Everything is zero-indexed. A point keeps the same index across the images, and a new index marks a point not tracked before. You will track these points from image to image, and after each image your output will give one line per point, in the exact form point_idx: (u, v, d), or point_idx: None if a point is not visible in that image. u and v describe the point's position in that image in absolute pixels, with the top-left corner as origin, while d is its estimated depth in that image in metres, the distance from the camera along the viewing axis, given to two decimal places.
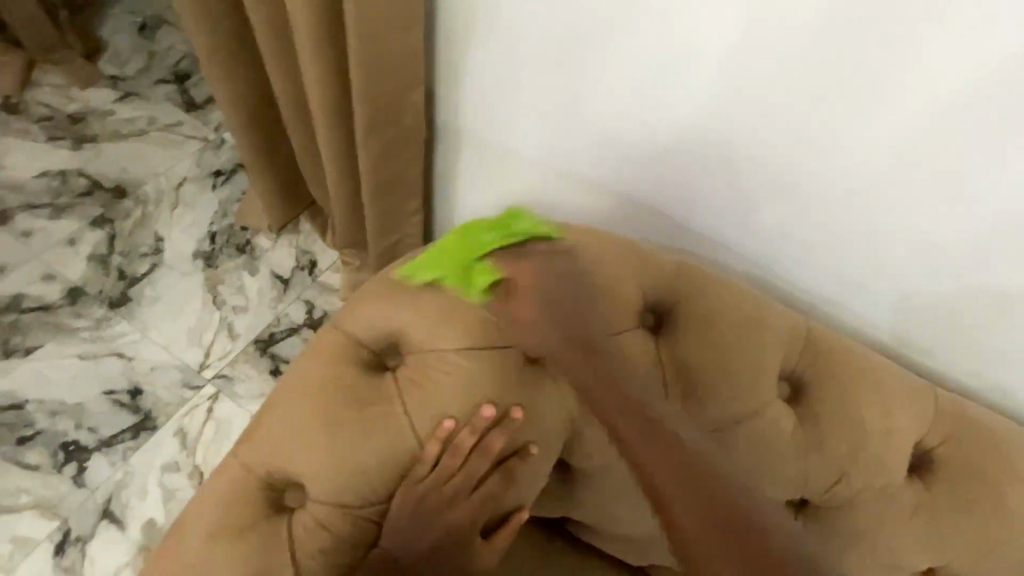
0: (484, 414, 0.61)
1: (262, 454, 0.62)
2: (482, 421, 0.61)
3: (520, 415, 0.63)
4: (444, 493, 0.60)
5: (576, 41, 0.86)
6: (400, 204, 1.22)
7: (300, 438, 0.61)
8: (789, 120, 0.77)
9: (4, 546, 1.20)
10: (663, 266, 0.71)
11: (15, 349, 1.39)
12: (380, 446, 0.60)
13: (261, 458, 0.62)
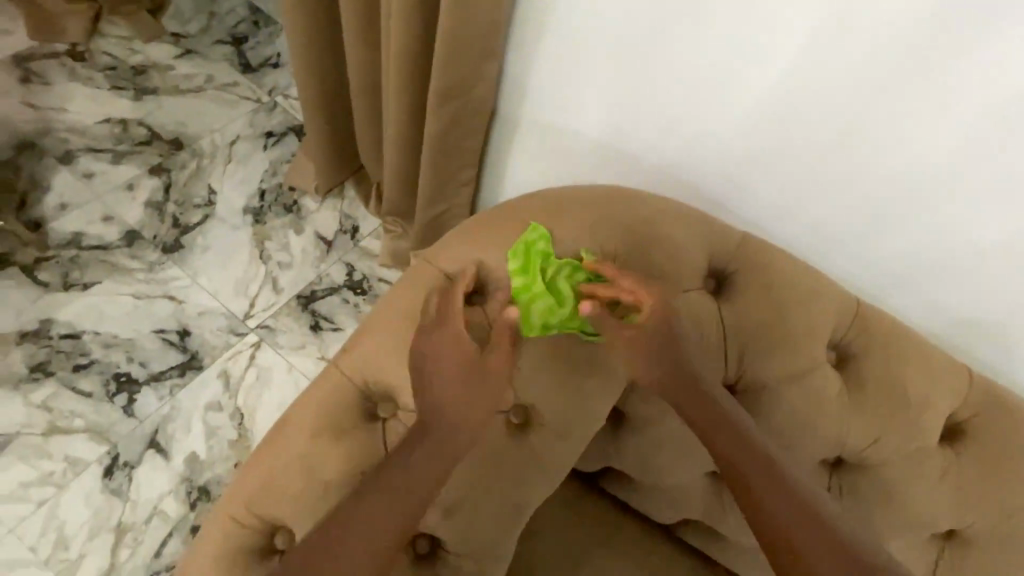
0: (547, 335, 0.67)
1: (359, 367, 0.68)
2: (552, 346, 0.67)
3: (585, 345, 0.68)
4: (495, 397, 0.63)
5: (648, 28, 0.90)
6: (455, 173, 1.27)
7: (399, 353, 0.68)
8: (852, 120, 0.82)
9: (58, 464, 1.27)
10: (727, 235, 0.76)
11: (74, 283, 1.45)
12: None
13: (360, 371, 0.69)
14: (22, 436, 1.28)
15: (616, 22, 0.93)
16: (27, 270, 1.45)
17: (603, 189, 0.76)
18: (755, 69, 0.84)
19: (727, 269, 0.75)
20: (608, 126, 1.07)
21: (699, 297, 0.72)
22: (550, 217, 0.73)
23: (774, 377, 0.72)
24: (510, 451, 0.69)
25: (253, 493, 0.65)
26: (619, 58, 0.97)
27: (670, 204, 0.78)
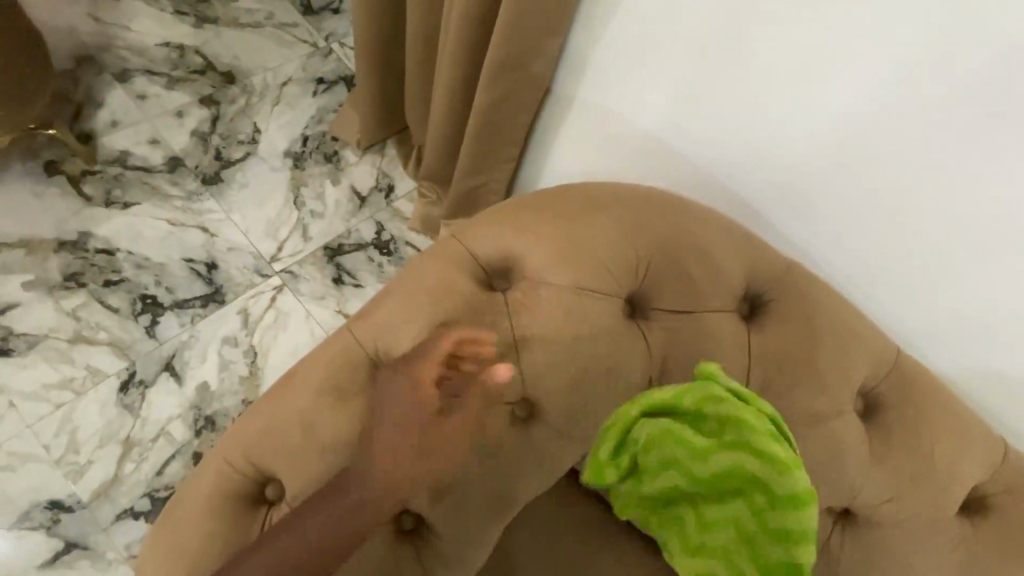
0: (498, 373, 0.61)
1: (371, 335, 0.67)
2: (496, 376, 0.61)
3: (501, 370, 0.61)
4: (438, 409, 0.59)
5: (730, 27, 0.85)
6: (498, 149, 1.25)
7: (410, 329, 0.65)
8: (894, 131, 0.77)
9: (78, 371, 1.31)
10: (773, 261, 0.71)
11: (115, 201, 1.48)
12: (480, 353, 0.63)
13: (372, 339, 0.67)
14: (48, 339, 1.32)
15: (697, 15, 0.87)
16: (72, 179, 1.48)
17: (646, 191, 0.72)
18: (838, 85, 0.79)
19: (766, 296, 0.71)
20: (663, 124, 1.02)
21: (732, 321, 0.67)
22: (587, 211, 0.69)
23: (797, 416, 0.68)
24: (513, 444, 0.64)
25: (253, 439, 0.65)
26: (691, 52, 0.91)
27: (717, 219, 0.73)
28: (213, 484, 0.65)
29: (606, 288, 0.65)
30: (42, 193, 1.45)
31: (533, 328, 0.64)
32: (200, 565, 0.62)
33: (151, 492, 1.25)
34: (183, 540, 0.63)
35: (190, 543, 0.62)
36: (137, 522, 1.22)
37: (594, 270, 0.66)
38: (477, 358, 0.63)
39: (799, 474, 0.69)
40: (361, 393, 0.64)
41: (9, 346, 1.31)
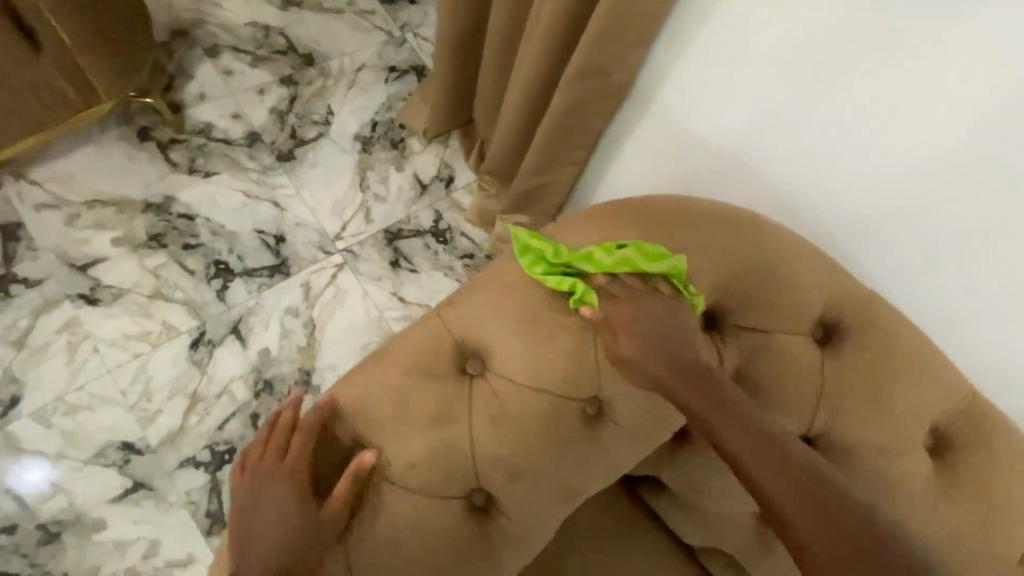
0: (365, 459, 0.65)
1: (463, 321, 0.70)
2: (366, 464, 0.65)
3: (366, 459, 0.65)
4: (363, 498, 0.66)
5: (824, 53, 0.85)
6: (567, 150, 1.28)
7: (502, 319, 0.69)
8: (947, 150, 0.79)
9: (155, 325, 1.40)
10: (855, 291, 0.71)
11: (197, 169, 1.57)
12: (567, 350, 0.68)
13: (461, 324, 0.70)
14: (130, 293, 1.41)
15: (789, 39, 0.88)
16: (161, 146, 1.57)
17: (731, 210, 0.73)
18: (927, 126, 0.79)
19: (843, 324, 0.70)
20: (740, 143, 1.03)
21: (806, 345, 0.68)
22: (675, 225, 0.70)
23: (861, 444, 0.68)
24: (577, 435, 0.70)
25: (328, 423, 0.67)
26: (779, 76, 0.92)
27: (803, 243, 0.73)
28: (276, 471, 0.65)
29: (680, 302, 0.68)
30: (133, 156, 1.55)
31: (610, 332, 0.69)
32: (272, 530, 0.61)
33: (211, 445, 1.33)
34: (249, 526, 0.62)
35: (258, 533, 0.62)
36: (197, 471, 1.31)
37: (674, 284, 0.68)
38: (564, 355, 0.68)
39: (858, 499, 0.70)
40: (448, 376, 0.69)
41: (96, 296, 1.40)
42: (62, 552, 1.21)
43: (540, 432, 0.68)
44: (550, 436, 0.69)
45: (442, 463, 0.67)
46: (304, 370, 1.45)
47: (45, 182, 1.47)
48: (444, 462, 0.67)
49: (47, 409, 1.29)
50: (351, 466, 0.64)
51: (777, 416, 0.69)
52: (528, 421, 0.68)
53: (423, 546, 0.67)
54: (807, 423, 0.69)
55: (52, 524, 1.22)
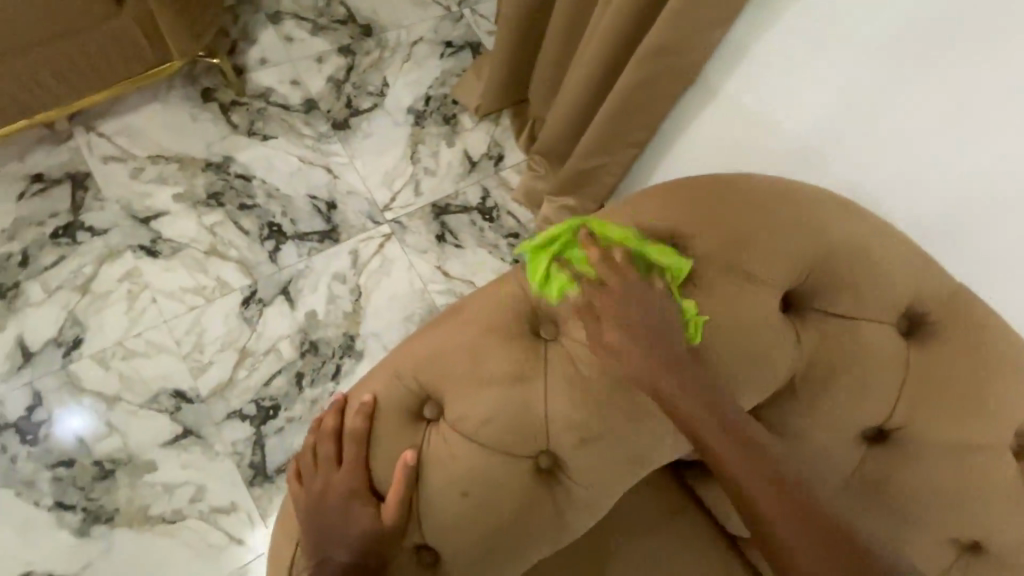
0: (432, 438, 0.61)
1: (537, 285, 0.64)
2: (432, 443, 0.61)
3: (411, 456, 0.60)
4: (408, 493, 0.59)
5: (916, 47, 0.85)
6: (628, 131, 1.27)
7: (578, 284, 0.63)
8: None
9: (209, 281, 1.44)
10: (946, 283, 0.68)
11: (256, 132, 1.60)
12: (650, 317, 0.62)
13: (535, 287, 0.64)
14: (188, 249, 1.46)
15: (881, 29, 0.87)
16: (223, 108, 1.61)
17: (819, 191, 0.70)
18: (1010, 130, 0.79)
19: (930, 316, 0.67)
20: (814, 133, 1.02)
21: (891, 333, 0.65)
22: (763, 200, 0.67)
23: (942, 442, 0.65)
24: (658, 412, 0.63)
25: (387, 382, 0.62)
26: (864, 70, 0.91)
27: (891, 230, 0.70)
28: (339, 433, 0.63)
29: (768, 276, 0.64)
30: (196, 116, 1.58)
31: (703, 299, 0.63)
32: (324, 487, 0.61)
33: (257, 400, 1.37)
34: (314, 486, 0.61)
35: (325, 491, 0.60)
36: (243, 423, 1.35)
37: (768, 257, 0.64)
38: None
39: (933, 497, 0.66)
40: (519, 338, 0.62)
41: (156, 249, 1.44)
42: (115, 489, 1.26)
43: (612, 407, 0.62)
44: (623, 413, 0.62)
45: (504, 433, 0.60)
46: (349, 335, 1.47)
47: (113, 135, 1.52)
48: (503, 432, 0.60)
49: (106, 353, 1.34)
50: (402, 460, 0.60)
51: (855, 404, 0.65)
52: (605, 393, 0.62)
53: (486, 516, 0.60)
54: (887, 414, 0.66)
55: (107, 462, 1.27)
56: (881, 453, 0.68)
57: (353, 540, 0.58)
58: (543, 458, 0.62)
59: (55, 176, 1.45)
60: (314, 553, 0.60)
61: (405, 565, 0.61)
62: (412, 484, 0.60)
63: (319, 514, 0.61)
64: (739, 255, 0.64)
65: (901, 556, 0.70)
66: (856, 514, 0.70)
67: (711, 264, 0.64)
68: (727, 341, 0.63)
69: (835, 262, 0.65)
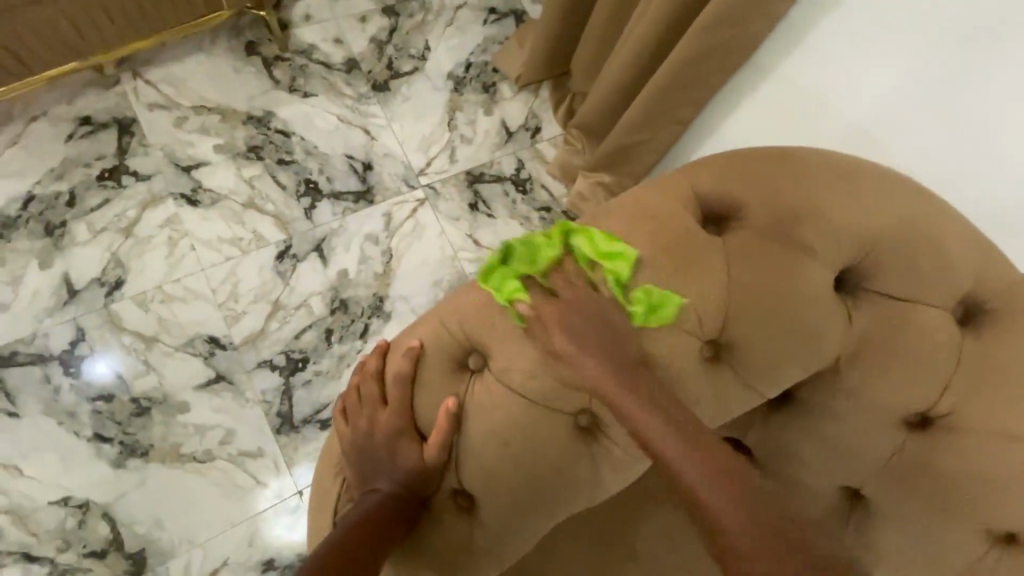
0: (475, 388, 0.62)
1: (590, 244, 0.64)
2: (475, 392, 0.62)
3: (452, 404, 0.61)
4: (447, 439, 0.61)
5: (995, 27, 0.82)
6: (674, 107, 1.25)
7: (632, 245, 0.63)
8: None
9: (246, 233, 1.46)
10: (1006, 274, 0.66)
11: (297, 89, 1.61)
12: (701, 283, 0.61)
13: (587, 246, 0.64)
14: (227, 200, 1.48)
15: (963, 11, 0.85)
16: (266, 62, 1.61)
17: (885, 172, 0.68)
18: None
19: (986, 306, 0.66)
20: (877, 118, 1.00)
21: (946, 319, 0.64)
22: (826, 175, 0.66)
23: (988, 431, 0.64)
24: (700, 380, 0.63)
25: (434, 330, 0.63)
26: (942, 53, 0.89)
27: (955, 217, 0.68)
28: (383, 375, 0.65)
29: (825, 251, 0.63)
30: (240, 69, 1.59)
31: (757, 271, 0.62)
32: (368, 425, 0.63)
33: (287, 351, 1.40)
34: (359, 424, 0.63)
35: (370, 429, 0.63)
36: (273, 373, 1.39)
37: (829, 233, 0.63)
38: (697, 291, 0.61)
39: (972, 486, 0.65)
40: None
41: (196, 198, 1.47)
42: (150, 426, 1.31)
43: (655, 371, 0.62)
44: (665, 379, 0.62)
45: (547, 387, 0.61)
46: (378, 296, 1.49)
47: (159, 83, 1.53)
48: (546, 386, 0.61)
49: (146, 295, 1.38)
50: (445, 408, 0.61)
51: (902, 388, 0.65)
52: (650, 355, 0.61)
53: (524, 466, 0.62)
54: (933, 400, 0.65)
55: (143, 400, 1.32)
56: (923, 439, 0.67)
57: (395, 477, 0.61)
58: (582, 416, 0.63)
59: (102, 119, 1.48)
60: (358, 487, 0.63)
61: (444, 506, 0.63)
62: (452, 431, 0.61)
63: (363, 451, 0.63)
64: (799, 228, 0.63)
65: (932, 541, 0.70)
66: (889, 496, 0.70)
67: (767, 235, 0.63)
68: (777, 314, 0.62)
69: (896, 243, 0.64)
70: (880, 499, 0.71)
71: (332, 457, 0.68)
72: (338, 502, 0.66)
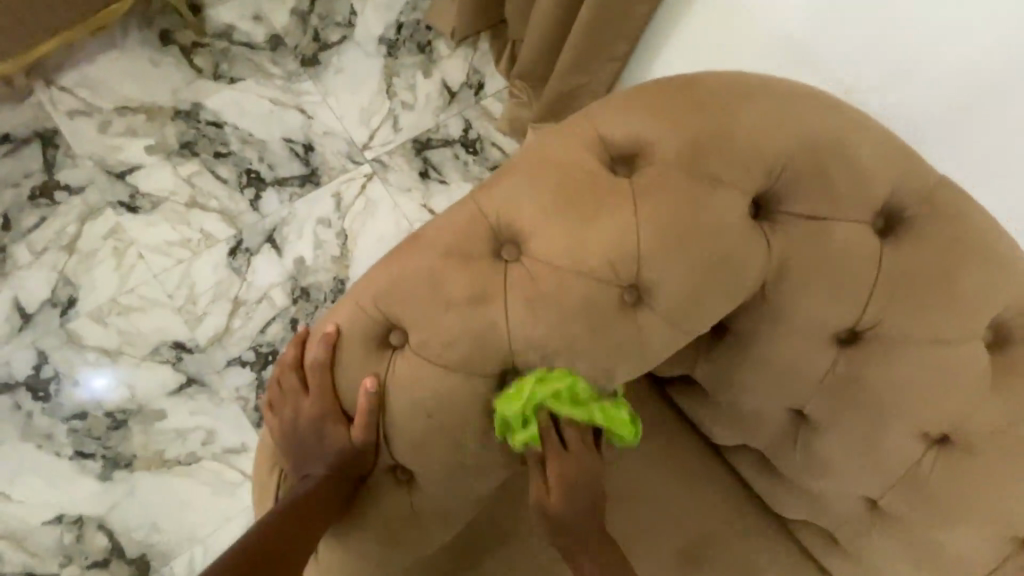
0: (397, 367, 0.62)
1: (497, 203, 0.63)
2: (394, 372, 0.63)
3: (371, 384, 0.62)
4: (372, 420, 0.63)
5: None
6: (608, 43, 1.20)
7: (537, 199, 0.62)
8: None
9: (193, 233, 1.43)
10: (925, 177, 0.66)
11: (222, 75, 1.53)
12: (610, 229, 0.60)
13: (495, 205, 0.63)
14: (168, 201, 1.44)
15: None
16: (185, 51, 1.53)
17: (796, 86, 0.67)
18: (1010, 2, 0.74)
19: (908, 211, 0.66)
20: (811, 27, 0.95)
21: (863, 231, 0.64)
22: (733, 100, 0.64)
23: (914, 334, 0.66)
24: (623, 326, 0.63)
25: (349, 312, 0.63)
26: None
27: (872, 125, 0.68)
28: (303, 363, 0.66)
29: (734, 179, 0.62)
30: (158, 62, 1.51)
31: (665, 209, 0.61)
32: (301, 412, 0.65)
33: (255, 346, 1.40)
34: (286, 414, 0.66)
35: (296, 418, 0.65)
36: (244, 369, 1.38)
37: (734, 160, 0.62)
38: (607, 236, 0.60)
39: (902, 389, 0.67)
40: (481, 261, 0.62)
41: (136, 204, 1.42)
42: (129, 437, 1.32)
43: (576, 324, 0.61)
44: (586, 330, 0.61)
45: (469, 352, 0.61)
46: (339, 279, 1.47)
47: (76, 88, 1.46)
48: (467, 351, 0.61)
49: (102, 310, 1.36)
50: (364, 390, 0.62)
51: (822, 305, 0.65)
52: (572, 309, 0.60)
53: (455, 431, 0.63)
54: (857, 314, 0.66)
55: (118, 413, 1.32)
56: (855, 350, 0.68)
57: (326, 461, 0.65)
58: (508, 376, 0.63)
59: (22, 135, 1.42)
60: (295, 473, 0.67)
61: (383, 481, 0.67)
62: (375, 410, 0.63)
63: (296, 439, 0.67)
64: (704, 159, 0.61)
65: (873, 450, 0.72)
66: (831, 412, 0.72)
67: (674, 170, 0.61)
68: (690, 250, 0.61)
69: (805, 162, 0.63)
70: (823, 414, 0.73)
71: (268, 452, 0.72)
72: (281, 488, 0.71)
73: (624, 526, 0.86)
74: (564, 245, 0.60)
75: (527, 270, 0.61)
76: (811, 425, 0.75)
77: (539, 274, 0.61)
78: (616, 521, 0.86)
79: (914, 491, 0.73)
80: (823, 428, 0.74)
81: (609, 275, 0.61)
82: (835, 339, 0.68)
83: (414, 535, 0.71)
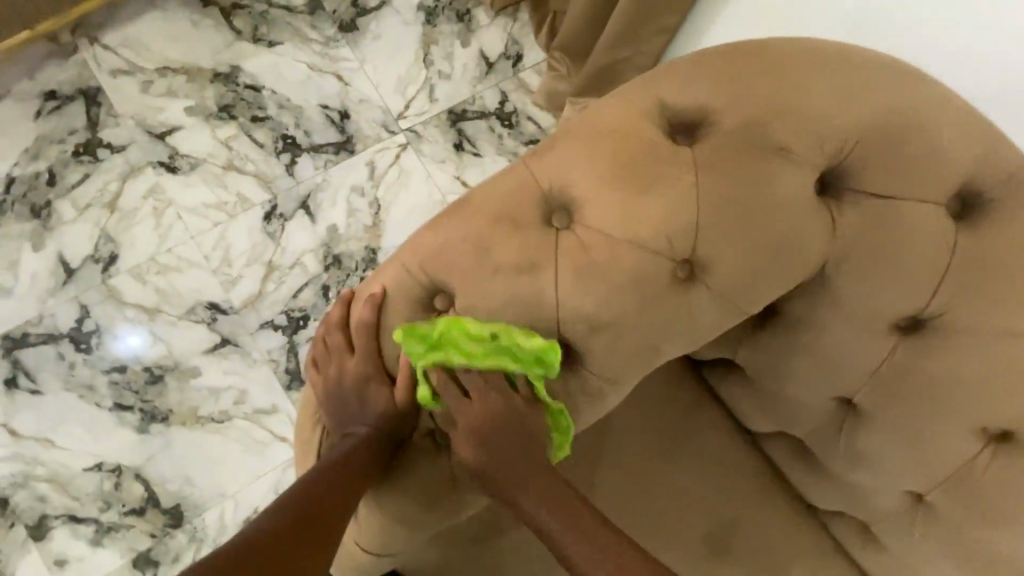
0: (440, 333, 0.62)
1: (551, 170, 0.61)
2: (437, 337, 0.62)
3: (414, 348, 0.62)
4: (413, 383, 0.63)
5: None
6: (658, 13, 1.16)
7: (592, 166, 0.60)
8: None
9: (230, 197, 1.44)
10: (1005, 162, 0.63)
11: (261, 38, 1.52)
12: (667, 200, 0.58)
13: (548, 170, 0.61)
14: (206, 163, 1.45)
15: None
16: (225, 12, 1.52)
17: (872, 58, 0.63)
18: None
19: (983, 199, 0.63)
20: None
21: (935, 215, 0.61)
22: (803, 66, 0.61)
23: (980, 326, 0.63)
24: (673, 303, 0.61)
25: (397, 275, 0.63)
26: None
27: (952, 104, 0.63)
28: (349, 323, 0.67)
29: (802, 153, 0.59)
30: (198, 23, 1.51)
31: (726, 179, 0.58)
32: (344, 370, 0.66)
33: (287, 311, 1.41)
34: (331, 373, 0.67)
35: (340, 377, 0.67)
36: (276, 333, 1.41)
37: (804, 131, 0.59)
38: (664, 206, 0.58)
39: (961, 381, 0.65)
40: (531, 227, 0.60)
41: (174, 164, 1.44)
42: (166, 392, 1.36)
43: (627, 296, 0.59)
44: (636, 303, 0.60)
45: (516, 320, 0.60)
46: (370, 249, 1.47)
47: (118, 48, 1.47)
48: (514, 319, 0.60)
49: (142, 268, 1.39)
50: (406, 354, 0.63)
51: (883, 289, 0.63)
52: (624, 280, 0.59)
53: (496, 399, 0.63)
54: (924, 303, 0.63)
55: (156, 368, 1.36)
56: (914, 340, 0.66)
57: (369, 421, 0.66)
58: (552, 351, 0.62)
59: (67, 92, 1.44)
60: (337, 431, 0.68)
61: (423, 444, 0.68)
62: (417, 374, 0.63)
63: (339, 398, 0.68)
64: (770, 129, 0.59)
65: (924, 443, 0.70)
66: (881, 403, 0.70)
67: (739, 141, 0.59)
68: (750, 224, 0.59)
69: (879, 139, 0.60)
70: (873, 405, 0.70)
71: (309, 410, 0.73)
72: (323, 447, 0.72)
73: (653, 506, 0.85)
74: (618, 216, 0.58)
75: (579, 240, 0.59)
76: (859, 415, 0.72)
77: (591, 243, 0.59)
78: (645, 500, 0.85)
79: (962, 487, 0.71)
80: (871, 419, 0.71)
81: (663, 247, 0.59)
82: (893, 328, 0.65)
83: (446, 503, 0.71)
